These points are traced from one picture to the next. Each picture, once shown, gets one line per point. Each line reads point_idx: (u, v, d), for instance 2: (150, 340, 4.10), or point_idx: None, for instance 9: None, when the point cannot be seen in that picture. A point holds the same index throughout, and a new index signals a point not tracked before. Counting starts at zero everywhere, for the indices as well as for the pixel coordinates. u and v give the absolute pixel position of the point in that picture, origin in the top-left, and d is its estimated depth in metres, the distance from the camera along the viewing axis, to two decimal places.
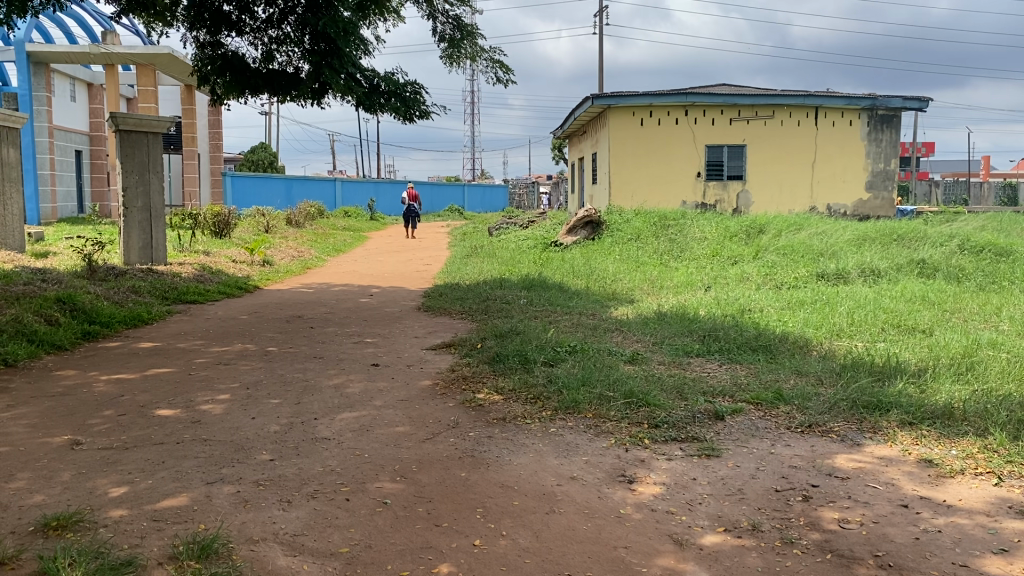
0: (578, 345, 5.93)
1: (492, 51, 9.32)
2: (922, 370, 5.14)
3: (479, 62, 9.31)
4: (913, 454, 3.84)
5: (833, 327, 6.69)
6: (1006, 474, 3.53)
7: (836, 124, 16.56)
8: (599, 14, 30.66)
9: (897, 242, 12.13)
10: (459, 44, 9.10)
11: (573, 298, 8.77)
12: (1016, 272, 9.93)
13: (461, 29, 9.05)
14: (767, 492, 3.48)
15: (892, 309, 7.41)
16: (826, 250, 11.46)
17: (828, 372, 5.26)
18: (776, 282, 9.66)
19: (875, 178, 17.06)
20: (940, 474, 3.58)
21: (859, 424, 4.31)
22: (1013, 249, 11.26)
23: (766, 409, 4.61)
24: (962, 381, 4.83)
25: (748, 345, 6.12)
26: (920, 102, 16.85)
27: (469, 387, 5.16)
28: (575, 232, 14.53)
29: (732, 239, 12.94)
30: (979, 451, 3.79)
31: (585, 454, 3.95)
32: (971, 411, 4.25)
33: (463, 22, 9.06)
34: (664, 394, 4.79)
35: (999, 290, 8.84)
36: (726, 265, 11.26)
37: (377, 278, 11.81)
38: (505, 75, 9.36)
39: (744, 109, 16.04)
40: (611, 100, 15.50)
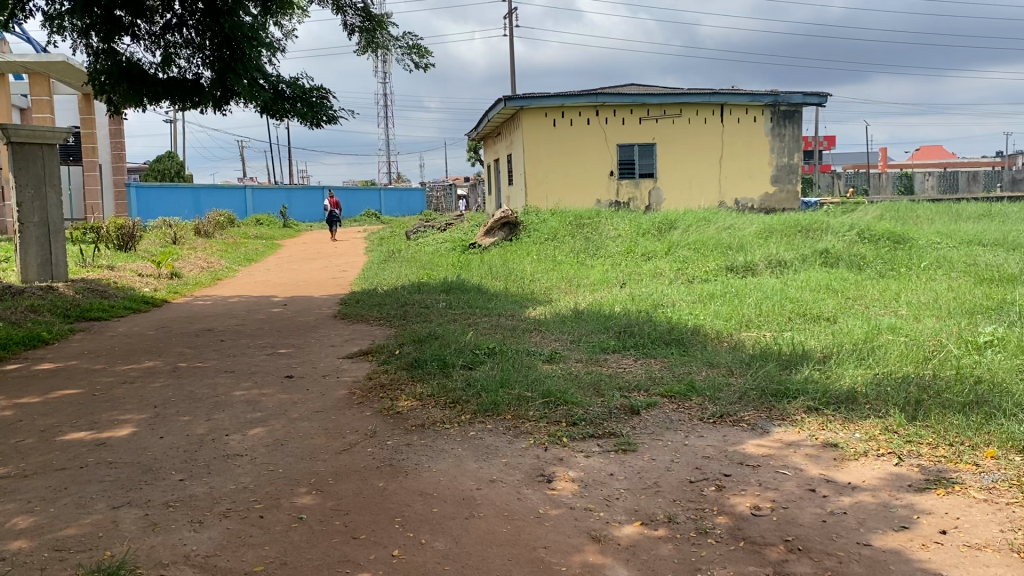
0: (496, 347, 5.93)
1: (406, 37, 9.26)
2: (827, 357, 5.32)
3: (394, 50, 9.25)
4: (819, 438, 3.97)
5: (743, 318, 6.88)
6: (907, 454, 3.67)
7: (741, 121, 17.04)
8: (509, 16, 30.70)
9: (800, 234, 12.55)
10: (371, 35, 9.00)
11: (491, 300, 8.77)
12: (911, 258, 10.39)
13: (372, 19, 8.94)
14: (681, 483, 3.55)
15: (797, 299, 7.64)
16: (735, 243, 11.76)
17: (739, 362, 5.40)
18: (688, 276, 9.86)
19: (779, 172, 17.63)
20: (845, 458, 3.71)
21: (767, 412, 4.44)
22: (909, 237, 11.77)
23: (679, 401, 4.71)
24: (864, 366, 5.02)
25: (662, 339, 6.24)
26: (819, 98, 17.47)
27: (386, 395, 5.10)
28: (493, 233, 14.51)
29: (646, 236, 13.18)
30: (881, 433, 3.93)
31: (504, 457, 3.95)
32: (872, 394, 4.43)
33: (372, 13, 8.93)
34: (582, 391, 4.84)
35: (898, 277, 9.20)
36: (641, 261, 11.43)
37: (291, 287, 11.58)
38: (421, 58, 9.31)
39: (653, 109, 16.36)
40: (523, 101, 15.55)
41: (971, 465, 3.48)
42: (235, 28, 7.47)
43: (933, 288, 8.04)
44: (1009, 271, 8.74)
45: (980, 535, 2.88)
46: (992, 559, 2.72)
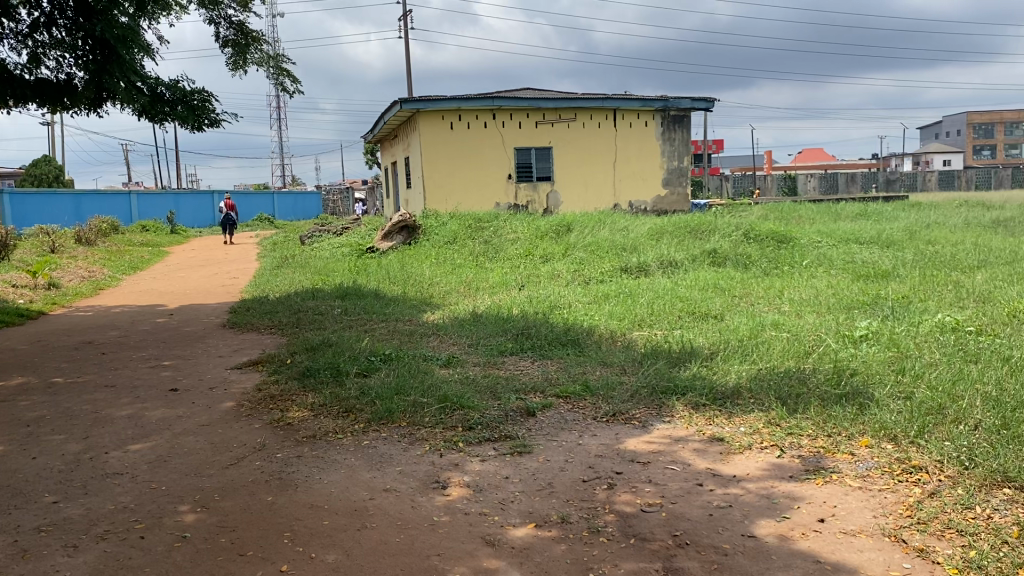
0: (392, 353, 5.87)
1: (279, 61, 9.07)
2: (714, 354, 5.50)
3: (265, 71, 9.03)
4: (706, 433, 4.08)
5: (635, 318, 7.03)
6: (788, 445, 3.80)
7: (633, 125, 17.42)
8: (403, 18, 30.48)
9: (690, 235, 12.92)
10: (244, 51, 8.76)
11: (388, 305, 8.67)
12: (793, 257, 10.83)
13: (246, 35, 8.73)
14: (574, 483, 3.59)
15: (687, 298, 7.85)
16: (628, 245, 12.01)
17: (631, 361, 5.51)
18: (584, 278, 10.00)
19: (670, 175, 18.11)
20: (730, 452, 3.81)
21: (658, 408, 4.54)
22: (791, 236, 12.27)
23: (574, 402, 4.76)
24: (749, 362, 5.20)
25: (558, 340, 6.31)
26: (706, 103, 18.03)
27: (277, 406, 4.97)
28: (391, 237, 14.37)
29: (543, 238, 13.31)
30: (764, 426, 4.06)
31: (398, 465, 3.91)
32: (757, 389, 4.58)
33: (247, 29, 8.73)
34: (478, 395, 4.84)
35: (782, 275, 9.58)
36: (538, 263, 11.52)
37: (179, 295, 11.16)
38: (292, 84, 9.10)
39: (548, 113, 16.55)
40: (419, 104, 15.45)
41: (846, 454, 3.61)
42: (111, 27, 7.19)
43: (814, 285, 8.40)
44: (883, 267, 9.21)
45: (854, 521, 2.97)
46: (865, 543, 2.80)
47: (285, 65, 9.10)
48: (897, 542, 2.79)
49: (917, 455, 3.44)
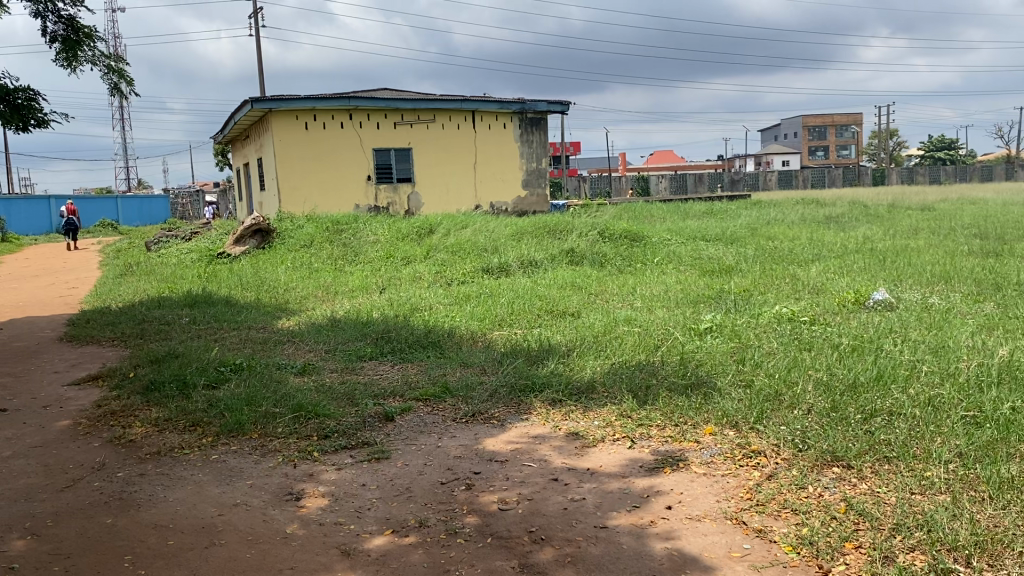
0: (243, 362, 5.67)
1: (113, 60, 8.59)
2: (571, 350, 5.61)
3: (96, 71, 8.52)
4: (562, 429, 4.15)
5: (495, 318, 7.08)
6: (639, 436, 3.89)
7: (491, 127, 17.56)
8: (255, 15, 29.55)
9: (549, 235, 13.15)
10: (75, 48, 8.24)
11: (241, 312, 8.36)
12: (647, 254, 11.22)
13: (77, 32, 8.22)
14: (432, 486, 3.57)
15: (546, 296, 7.99)
16: (489, 245, 12.10)
17: (491, 360, 5.55)
18: (445, 279, 10.00)
19: (529, 176, 18.37)
20: (584, 445, 3.88)
21: (517, 407, 4.59)
22: (644, 235, 12.70)
23: (433, 404, 4.74)
24: (603, 356, 5.33)
25: (418, 343, 6.27)
26: (562, 105, 18.41)
27: (119, 422, 4.70)
28: (243, 241, 13.88)
29: (404, 240, 13.20)
30: (618, 419, 4.16)
31: (250, 478, 3.78)
32: (611, 382, 4.71)
33: (78, 25, 8.22)
34: (334, 402, 4.73)
35: (636, 272, 9.89)
36: (398, 266, 11.42)
37: (10, 309, 10.38)
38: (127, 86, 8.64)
39: (406, 113, 16.46)
40: (273, 103, 14.98)
41: (692, 443, 3.72)
42: None
43: (665, 281, 8.72)
44: (728, 263, 9.69)
45: (699, 506, 3.02)
46: (709, 527, 2.85)
47: (119, 65, 8.62)
48: (738, 524, 2.84)
49: (757, 439, 3.57)
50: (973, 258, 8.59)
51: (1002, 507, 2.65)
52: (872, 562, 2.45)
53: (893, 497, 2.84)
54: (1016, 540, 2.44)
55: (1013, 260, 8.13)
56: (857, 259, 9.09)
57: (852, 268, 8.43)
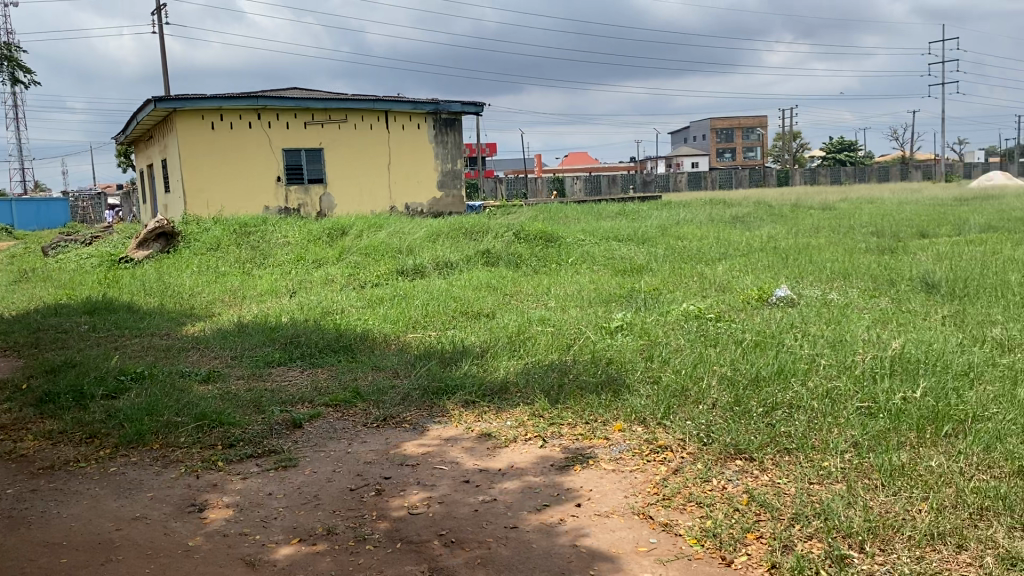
0: (145, 371, 5.47)
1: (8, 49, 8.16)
2: (485, 351, 5.60)
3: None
4: (474, 430, 4.14)
5: (408, 320, 7.02)
6: (550, 435, 3.91)
7: (404, 127, 17.43)
8: (158, 12, 28.63)
9: (464, 236, 13.12)
10: None
11: (143, 319, 8.07)
12: (561, 255, 11.31)
13: None
14: (341, 493, 3.51)
15: (460, 297, 7.97)
16: (403, 247, 12.00)
17: (403, 363, 5.49)
18: (359, 282, 9.86)
19: (444, 177, 18.31)
20: (496, 446, 3.87)
21: (429, 410, 4.55)
22: (558, 236, 12.80)
23: (343, 409, 4.67)
24: (517, 357, 5.34)
25: (329, 347, 6.17)
26: (475, 107, 18.41)
27: (9, 436, 4.48)
28: (146, 245, 13.36)
29: (315, 243, 12.97)
30: (529, 419, 4.17)
31: (150, 490, 3.65)
32: (524, 383, 4.72)
33: None
34: (241, 410, 4.61)
35: (550, 272, 9.95)
36: (309, 269, 11.21)
37: None
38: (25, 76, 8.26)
39: (316, 113, 16.20)
40: (177, 102, 14.52)
41: (601, 440, 3.75)
42: None
43: (579, 281, 8.81)
44: (640, 262, 9.85)
45: (608, 503, 3.05)
46: (617, 523, 2.87)
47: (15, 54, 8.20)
48: (645, 519, 2.88)
49: (664, 435, 3.63)
50: (870, 255, 8.94)
51: (893, 492, 2.75)
52: (771, 552, 2.51)
53: (792, 487, 2.92)
54: (905, 524, 2.53)
55: (906, 257, 8.51)
56: (762, 257, 9.36)
57: (757, 266, 8.67)
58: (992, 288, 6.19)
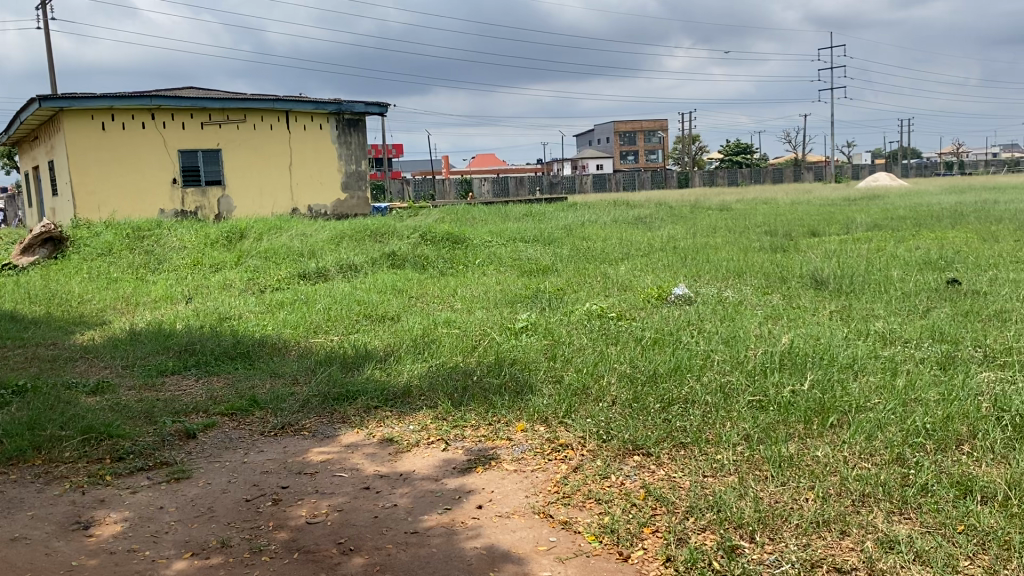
0: (27, 383, 5.19)
1: None
2: (388, 355, 5.54)
3: None
4: (376, 436, 4.08)
5: (310, 325, 6.89)
6: (452, 438, 3.89)
7: (306, 128, 17.13)
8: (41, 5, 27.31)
9: (369, 238, 12.95)
10: None
11: (26, 328, 7.67)
12: (468, 256, 11.30)
13: None
14: (237, 504, 3.41)
15: (364, 301, 7.86)
16: (306, 250, 11.77)
17: (304, 369, 5.37)
18: (259, 286, 9.62)
19: (348, 179, 18.07)
20: (398, 450, 3.82)
21: (329, 416, 4.47)
22: (465, 237, 12.78)
23: (240, 418, 4.54)
24: (420, 360, 5.30)
25: (227, 354, 5.99)
26: (380, 107, 18.23)
27: None
28: (32, 251, 12.80)
29: (213, 246, 12.58)
30: (432, 422, 4.14)
31: (31, 509, 3.46)
32: (426, 386, 4.69)
33: None
34: (131, 422, 4.43)
35: (456, 274, 9.93)
36: (207, 273, 10.87)
37: None
38: None
39: (213, 113, 15.75)
40: (64, 101, 13.86)
41: (503, 440, 3.76)
42: None
43: (485, 282, 8.82)
44: (545, 263, 9.93)
45: (509, 503, 3.05)
46: (518, 523, 2.88)
47: None
48: (545, 517, 2.89)
49: (565, 433, 3.67)
50: (765, 254, 9.25)
51: (782, 483, 2.84)
52: (666, 545, 2.56)
53: (687, 481, 2.99)
54: (792, 513, 2.62)
55: (798, 255, 8.85)
56: (663, 257, 9.57)
57: (658, 266, 8.86)
58: (876, 284, 6.48)
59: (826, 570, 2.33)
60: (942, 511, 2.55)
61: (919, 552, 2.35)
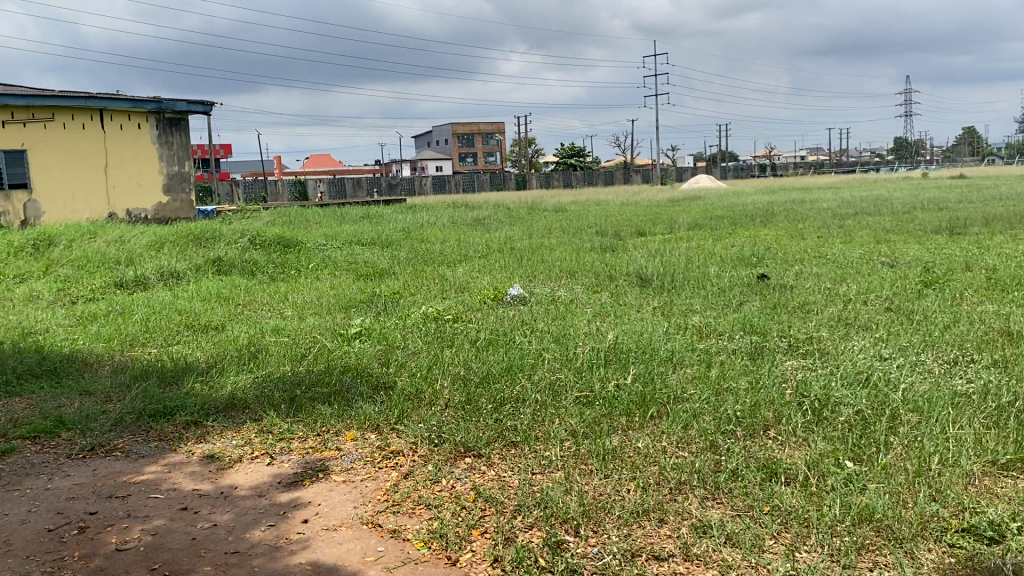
0: None
1: None
2: (211, 366, 5.29)
3: None
4: (197, 453, 3.88)
5: (126, 337, 6.47)
6: (278, 451, 3.75)
7: (123, 127, 16.15)
8: None
9: (195, 243, 12.35)
10: None
11: None
12: (300, 260, 11.00)
13: None
14: (37, 535, 3.13)
15: (186, 310, 7.48)
16: (123, 257, 11.07)
17: (118, 385, 5.03)
18: (70, 297, 8.95)
19: (171, 181, 17.30)
20: (220, 467, 3.64)
21: (146, 435, 4.21)
22: (297, 240, 12.43)
23: (44, 442, 4.19)
24: (246, 370, 5.09)
25: (30, 372, 5.52)
26: (204, 106, 17.45)
27: None
28: None
29: (18, 255, 11.58)
30: (257, 435, 3.98)
31: None
32: (252, 398, 4.51)
33: None
34: None
35: (287, 279, 9.65)
36: (10, 285, 9.99)
37: None
38: None
39: (17, 111, 14.35)
40: None
41: (333, 450, 3.66)
42: None
43: (316, 287, 8.62)
44: (380, 266, 9.83)
45: (336, 516, 2.96)
46: (345, 535, 2.80)
47: None
48: (373, 527, 2.83)
49: (395, 440, 3.62)
50: (594, 253, 9.56)
51: (606, 476, 2.93)
52: (494, 546, 2.57)
53: (516, 479, 3.02)
54: (615, 505, 2.70)
55: (626, 254, 9.19)
56: (497, 259, 9.68)
57: (493, 267, 8.96)
58: (695, 280, 6.84)
59: (644, 559, 2.40)
60: (750, 494, 2.71)
61: (729, 535, 2.47)
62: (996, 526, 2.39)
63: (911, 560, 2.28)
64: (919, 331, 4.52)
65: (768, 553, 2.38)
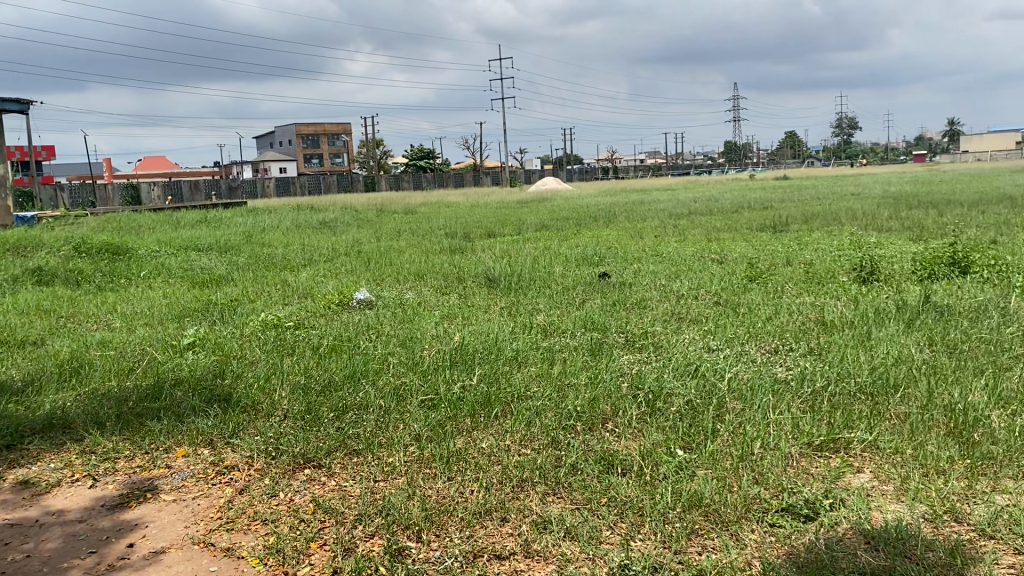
0: None
1: None
2: (27, 385, 4.87)
3: None
4: (8, 479, 3.56)
5: None
6: (102, 472, 3.50)
7: None
8: None
9: (10, 252, 11.40)
10: None
11: None
12: (131, 269, 10.38)
13: None
14: None
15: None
16: None
17: None
18: None
19: None
20: (35, 494, 3.36)
21: None
22: (127, 248, 11.72)
23: None
24: (66, 389, 4.72)
25: None
26: (20, 105, 16.14)
27: None
28: None
29: None
30: (78, 457, 3.70)
31: None
32: (73, 417, 4.19)
33: None
34: None
35: (116, 288, 9.07)
36: None
37: None
38: None
39: None
40: None
41: (162, 469, 3.46)
42: None
43: (148, 296, 8.15)
44: (219, 273, 9.42)
45: (164, 537, 2.80)
46: (175, 558, 2.64)
47: None
48: (205, 547, 2.69)
49: (231, 454, 3.47)
50: (442, 255, 9.55)
51: (448, 478, 2.92)
52: (333, 557, 2.50)
53: (357, 488, 2.96)
54: (457, 507, 2.69)
55: (472, 255, 9.24)
56: (343, 262, 9.48)
57: (338, 271, 8.78)
58: (540, 280, 6.95)
59: (486, 559, 2.41)
60: (588, 487, 2.77)
61: (568, 529, 2.52)
62: (810, 504, 2.56)
63: (736, 541, 2.40)
64: (744, 322, 4.79)
65: (605, 544, 2.44)
